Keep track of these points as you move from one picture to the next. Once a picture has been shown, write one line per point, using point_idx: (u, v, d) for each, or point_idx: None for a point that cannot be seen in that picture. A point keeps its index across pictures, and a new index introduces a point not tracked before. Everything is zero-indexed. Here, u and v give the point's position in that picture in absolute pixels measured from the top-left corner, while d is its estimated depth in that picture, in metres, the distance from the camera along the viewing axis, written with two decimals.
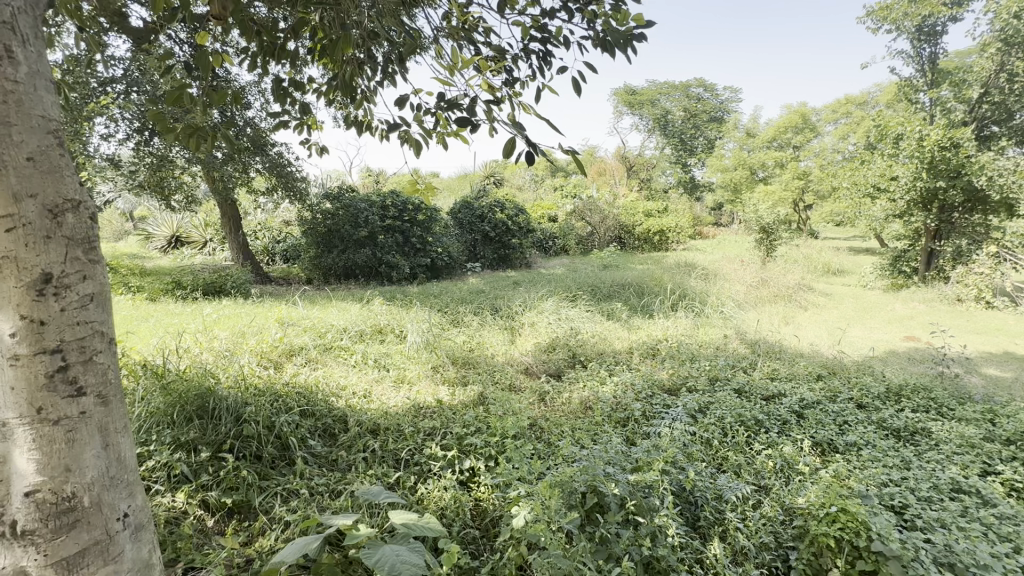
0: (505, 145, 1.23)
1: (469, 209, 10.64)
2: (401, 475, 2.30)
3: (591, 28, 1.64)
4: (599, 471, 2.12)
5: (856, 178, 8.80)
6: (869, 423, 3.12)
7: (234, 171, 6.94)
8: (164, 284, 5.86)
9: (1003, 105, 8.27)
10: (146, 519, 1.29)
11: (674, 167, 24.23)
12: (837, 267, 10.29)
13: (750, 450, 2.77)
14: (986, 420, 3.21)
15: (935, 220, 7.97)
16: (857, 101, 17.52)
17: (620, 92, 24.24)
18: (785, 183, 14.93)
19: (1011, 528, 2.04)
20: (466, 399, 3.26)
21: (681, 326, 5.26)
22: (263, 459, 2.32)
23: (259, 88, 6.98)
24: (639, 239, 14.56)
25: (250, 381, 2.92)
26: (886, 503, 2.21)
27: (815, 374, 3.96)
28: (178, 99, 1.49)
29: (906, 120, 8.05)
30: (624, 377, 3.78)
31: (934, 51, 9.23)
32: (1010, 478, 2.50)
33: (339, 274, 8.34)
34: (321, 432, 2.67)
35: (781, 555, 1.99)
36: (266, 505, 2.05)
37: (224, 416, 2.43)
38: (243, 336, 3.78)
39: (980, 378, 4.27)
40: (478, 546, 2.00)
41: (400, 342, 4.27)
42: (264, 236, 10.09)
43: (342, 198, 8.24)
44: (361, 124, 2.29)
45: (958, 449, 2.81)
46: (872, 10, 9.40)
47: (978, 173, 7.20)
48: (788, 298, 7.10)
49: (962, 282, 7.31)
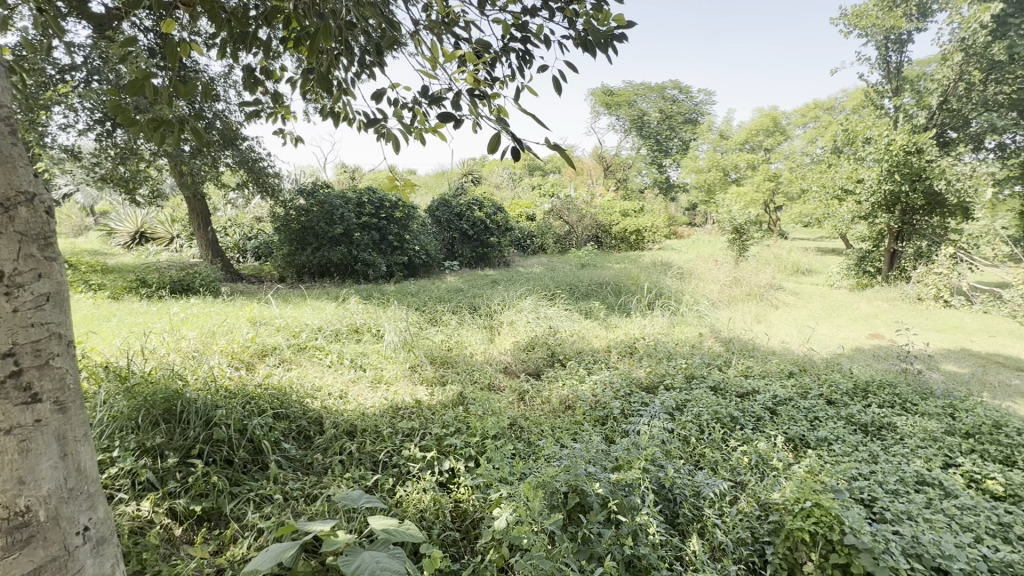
0: (489, 141, 1.21)
1: (447, 207, 10.56)
2: (379, 478, 2.25)
3: (572, 27, 1.62)
4: (580, 471, 2.11)
5: (824, 181, 9.08)
6: (838, 419, 3.21)
7: (203, 165, 6.71)
8: (128, 283, 5.63)
9: (960, 112, 8.65)
10: (108, 532, 1.22)
11: (649, 167, 24.57)
12: (806, 267, 10.59)
13: (725, 447, 2.81)
14: (947, 414, 3.35)
15: (898, 222, 8.27)
16: (825, 106, 18.09)
17: (597, 92, 24.35)
18: (756, 184, 15.29)
19: (972, 518, 2.12)
20: (445, 399, 3.22)
21: (658, 325, 5.33)
22: (234, 464, 2.24)
23: (230, 80, 6.75)
24: (616, 239, 14.72)
25: (221, 382, 2.82)
26: (856, 497, 2.27)
27: (787, 371, 4.06)
28: (141, 89, 1.40)
29: (874, 125, 8.31)
30: (602, 375, 3.80)
31: (900, 59, 9.62)
32: (970, 470, 2.61)
33: (313, 272, 8.16)
34: (296, 434, 2.60)
35: (757, 550, 2.04)
36: (238, 511, 1.98)
37: (192, 419, 2.33)
38: (212, 336, 3.64)
39: (940, 374, 4.45)
40: (459, 548, 1.97)
41: (377, 342, 4.19)
42: (235, 232, 9.80)
43: (317, 194, 8.06)
44: (338, 116, 2.23)
45: (922, 442, 2.91)
46: (845, 15, 9.65)
47: (938, 177, 7.44)
48: (759, 297, 7.26)
49: (922, 281, 7.63)
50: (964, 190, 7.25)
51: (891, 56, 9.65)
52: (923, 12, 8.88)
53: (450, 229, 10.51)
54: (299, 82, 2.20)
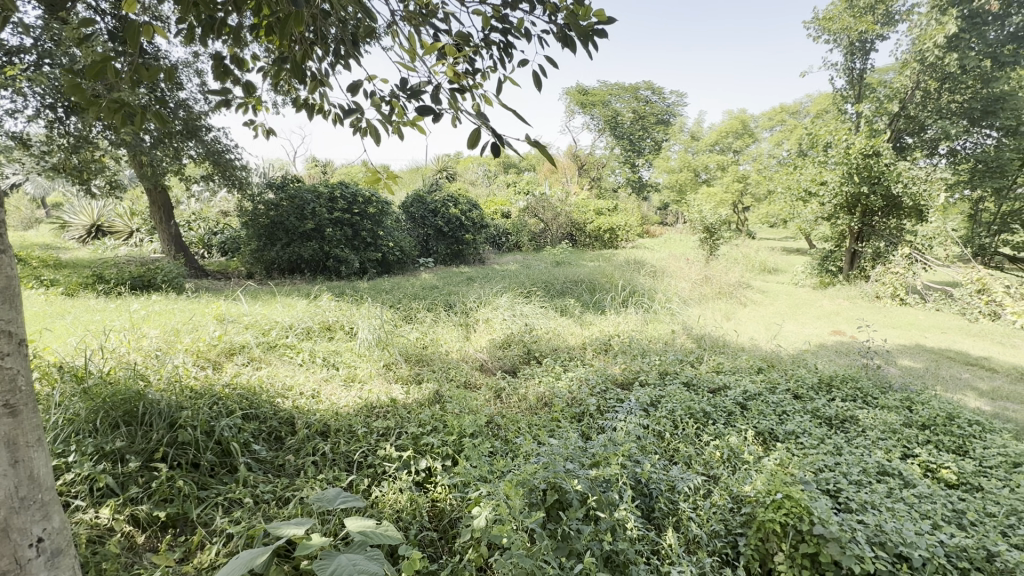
0: (469, 136, 1.19)
1: (421, 203, 10.45)
2: (354, 479, 2.20)
3: (553, 21, 1.58)
4: (559, 468, 2.12)
5: (790, 183, 9.36)
6: (805, 412, 3.31)
7: (165, 156, 6.44)
8: (84, 279, 5.37)
9: (916, 119, 9.07)
10: (66, 542, 1.16)
11: (623, 167, 24.86)
12: (772, 266, 10.93)
13: (699, 441, 2.86)
14: (905, 406, 3.50)
15: (858, 223, 8.61)
16: (791, 110, 18.70)
17: (572, 92, 24.43)
18: (726, 185, 15.66)
19: (929, 506, 2.22)
20: (421, 398, 3.16)
21: (632, 322, 5.40)
22: (201, 467, 2.15)
23: (193, 67, 6.48)
24: (590, 236, 14.87)
25: (185, 382, 2.70)
26: (823, 488, 2.35)
27: (756, 367, 4.17)
28: (100, 72, 1.30)
29: (836, 129, 8.59)
30: (578, 372, 3.82)
31: (863, 67, 9.92)
32: (926, 460, 2.73)
33: (283, 268, 7.95)
34: (266, 436, 2.52)
35: (730, 542, 2.08)
36: (205, 516, 1.90)
37: (155, 421, 2.23)
38: (176, 334, 3.50)
39: (897, 369, 4.67)
40: (437, 548, 1.95)
41: (350, 339, 4.11)
42: (199, 227, 9.45)
43: (286, 188, 7.84)
44: (312, 108, 2.16)
45: (882, 434, 3.04)
46: (817, 18, 9.88)
47: (895, 180, 7.77)
48: (728, 296, 7.44)
49: (880, 280, 7.98)
50: (918, 194, 7.59)
51: (855, 62, 9.92)
52: (887, 20, 9.22)
53: (424, 226, 10.40)
54: (270, 71, 2.12)
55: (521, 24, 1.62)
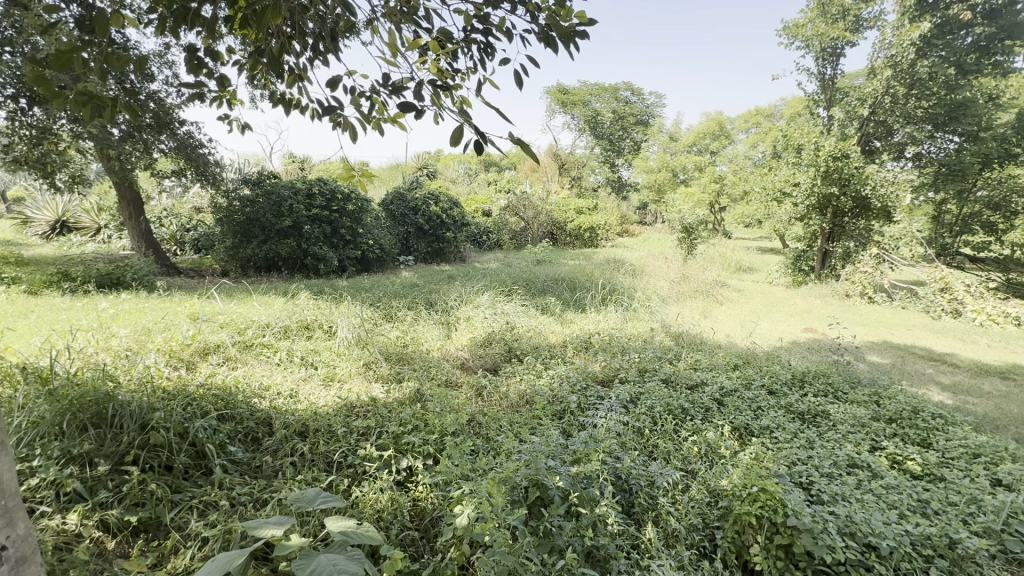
0: (451, 133, 1.19)
1: (401, 200, 10.35)
2: (334, 479, 2.18)
3: (535, 21, 1.59)
4: (542, 465, 2.13)
5: (765, 184, 9.57)
6: (779, 408, 3.40)
7: (134, 150, 6.24)
8: (48, 276, 5.14)
9: (885, 123, 9.35)
10: (31, 551, 1.11)
11: (602, 167, 25.08)
12: (747, 265, 11.16)
13: (677, 437, 2.91)
14: (873, 401, 3.62)
15: (830, 224, 8.85)
16: (765, 113, 19.13)
17: (553, 92, 24.65)
18: (703, 186, 15.89)
19: (896, 497, 2.30)
20: (402, 397, 3.13)
21: (612, 320, 5.47)
22: (175, 470, 2.09)
23: (165, 59, 6.28)
24: (571, 236, 14.94)
25: (157, 383, 2.62)
26: (796, 481, 2.42)
27: (732, 364, 4.26)
28: (66, 63, 1.24)
29: (807, 132, 8.80)
30: (559, 370, 3.84)
31: (834, 72, 10.23)
32: (893, 453, 2.83)
33: (259, 266, 7.80)
34: (243, 437, 2.47)
35: (707, 535, 2.12)
36: (179, 520, 1.85)
37: (126, 423, 2.16)
38: (147, 333, 3.39)
39: (867, 365, 4.83)
40: (418, 548, 1.94)
41: (329, 338, 4.04)
42: (171, 223, 9.16)
43: (263, 183, 7.66)
44: (289, 103, 2.12)
45: (852, 428, 3.14)
46: (788, 26, 10.21)
47: (864, 183, 8.03)
48: (706, 294, 7.57)
49: (850, 279, 8.24)
50: (886, 195, 7.93)
51: (826, 68, 10.22)
52: (855, 27, 9.53)
53: (404, 224, 10.29)
54: (245, 65, 2.07)
55: (503, 23, 1.61)
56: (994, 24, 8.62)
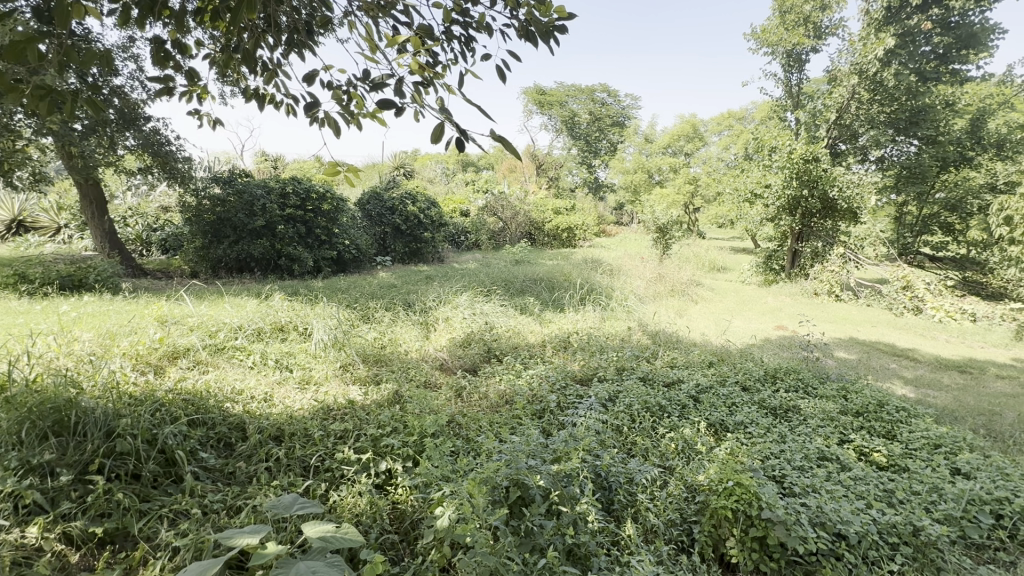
0: (432, 131, 1.19)
1: (378, 200, 10.25)
2: (311, 484, 2.14)
3: (515, 16, 1.59)
4: (523, 464, 2.13)
5: (737, 185, 9.79)
6: (752, 403, 3.48)
7: (97, 147, 5.98)
8: (3, 277, 4.91)
9: (851, 127, 9.57)
10: None
11: (579, 167, 25.31)
12: (720, 265, 11.39)
13: (655, 434, 2.95)
14: (841, 395, 3.75)
15: (799, 225, 9.08)
16: (737, 115, 19.63)
17: (530, 92, 24.70)
18: (677, 186, 16.09)
19: (864, 487, 2.38)
20: (380, 399, 3.10)
21: (590, 319, 5.52)
22: (143, 478, 2.01)
23: (130, 53, 6.06)
24: (549, 236, 14.99)
25: (123, 389, 2.51)
26: (769, 474, 2.48)
27: (707, 361, 4.35)
28: (19, 54, 1.18)
29: (778, 135, 8.98)
30: (539, 369, 3.85)
31: (800, 77, 10.56)
32: (860, 445, 2.92)
33: (231, 267, 7.61)
34: (215, 442, 2.41)
35: (685, 529, 2.15)
36: (148, 530, 1.79)
37: (90, 430, 2.06)
38: (112, 337, 3.26)
39: (835, 361, 4.99)
40: (398, 551, 1.92)
41: (304, 340, 3.96)
42: (136, 223, 8.83)
43: (234, 182, 7.44)
44: (263, 98, 2.08)
45: (822, 422, 3.24)
46: (755, 33, 10.51)
47: (830, 184, 8.32)
48: (681, 293, 7.70)
49: (818, 278, 8.51)
50: (852, 197, 8.21)
51: (792, 74, 10.57)
52: (817, 34, 9.81)
53: (381, 224, 10.17)
54: (216, 59, 2.01)
55: (482, 18, 1.61)
56: (951, 34, 9.29)
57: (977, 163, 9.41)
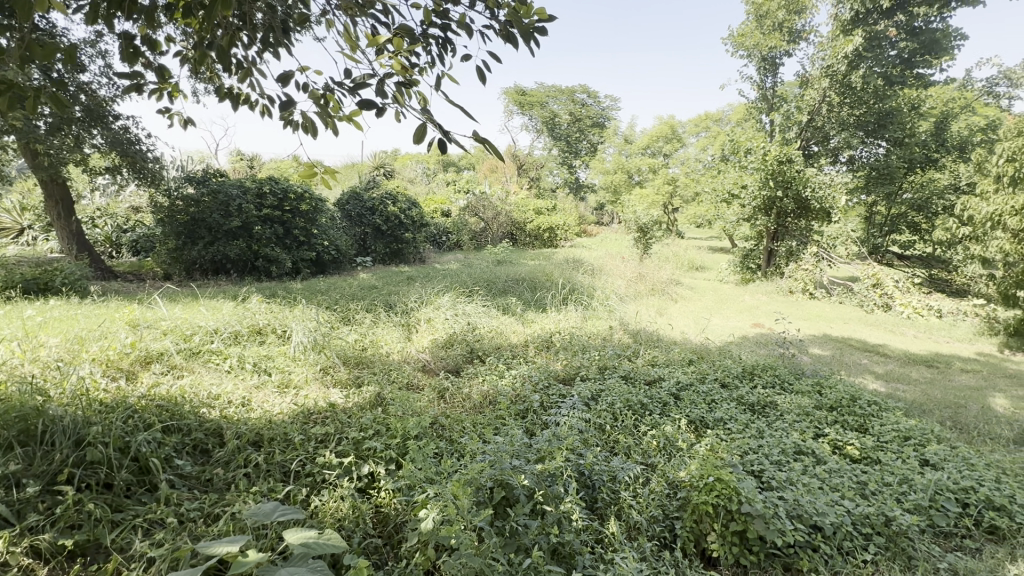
0: (415, 132, 1.19)
1: (358, 200, 10.13)
2: (291, 489, 2.10)
3: (495, 18, 1.59)
4: (507, 465, 2.13)
5: (715, 186, 9.97)
6: (731, 400, 3.55)
7: (63, 145, 5.76)
8: None
9: (823, 129, 9.70)
10: None
11: (560, 168, 25.44)
12: (699, 264, 11.58)
13: (637, 432, 2.99)
14: (816, 390, 3.85)
15: (774, 224, 9.28)
16: (714, 117, 19.93)
17: (511, 92, 24.77)
18: (656, 187, 16.26)
19: (838, 479, 2.45)
20: (362, 401, 3.07)
21: (572, 319, 5.55)
22: (115, 487, 1.95)
23: (97, 49, 5.86)
24: (530, 236, 15.04)
25: (92, 396, 2.43)
26: (748, 469, 2.52)
27: (687, 359, 4.41)
28: None
29: (753, 137, 9.19)
30: (522, 369, 3.86)
31: (774, 80, 10.81)
32: (835, 438, 3.00)
33: (206, 269, 7.42)
34: (192, 450, 2.35)
35: (668, 525, 2.18)
36: (121, 541, 1.73)
37: (59, 439, 1.99)
38: (80, 342, 3.15)
39: (809, 357, 5.13)
40: (382, 555, 1.91)
41: (283, 343, 3.90)
42: (105, 224, 8.55)
43: (208, 182, 7.27)
44: (238, 98, 2.03)
45: (798, 417, 3.32)
46: (731, 36, 10.72)
47: (804, 185, 8.54)
48: (661, 292, 7.81)
49: (793, 277, 8.72)
50: (825, 198, 8.44)
51: (767, 77, 10.80)
52: (791, 38, 10.05)
53: (361, 224, 10.07)
54: (189, 57, 1.97)
55: (461, 19, 1.60)
56: (916, 40, 9.67)
57: (942, 165, 9.79)
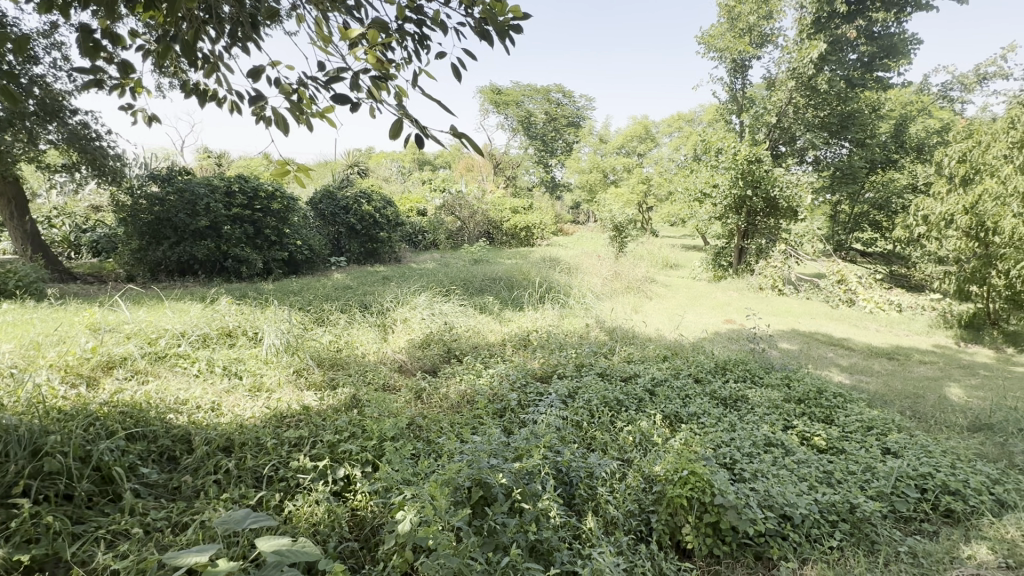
0: (390, 128, 1.18)
1: (331, 199, 9.95)
2: (264, 495, 2.06)
3: (470, 13, 1.58)
4: (485, 464, 2.13)
5: (687, 185, 10.16)
6: (704, 395, 3.63)
7: (15, 141, 5.48)
8: None
9: (789, 130, 10.05)
10: None
11: (536, 167, 25.49)
12: (673, 262, 11.79)
13: (613, 428, 3.02)
14: (785, 383, 3.97)
15: (744, 222, 9.51)
16: (687, 118, 20.28)
17: (486, 91, 24.74)
18: (631, 186, 16.47)
19: (806, 469, 2.54)
20: (337, 403, 3.03)
21: (549, 317, 5.57)
22: (76, 498, 1.87)
23: (52, 40, 5.60)
24: (507, 235, 15.04)
25: (50, 403, 2.32)
26: (721, 462, 2.59)
27: (661, 356, 4.49)
28: None
29: (723, 137, 9.40)
30: (499, 368, 3.85)
31: (743, 83, 11.09)
32: (802, 430, 3.10)
33: (172, 270, 7.17)
34: (158, 457, 2.27)
35: (644, 519, 2.21)
36: (83, 553, 1.66)
37: (13, 449, 1.89)
38: (36, 348, 3.00)
39: (779, 351, 5.29)
40: (358, 559, 1.88)
41: (254, 345, 3.80)
42: (63, 224, 8.18)
43: (174, 180, 7.03)
44: (204, 94, 1.97)
45: (768, 410, 3.42)
46: (701, 39, 10.95)
47: (772, 185, 8.78)
48: (636, 290, 7.93)
49: (762, 273, 8.95)
50: (791, 197, 8.71)
51: (736, 80, 11.07)
52: (759, 42, 10.33)
53: (335, 224, 9.91)
54: (152, 51, 1.89)
55: (436, 15, 1.59)
56: (875, 44, 10.15)
57: (901, 165, 10.21)
